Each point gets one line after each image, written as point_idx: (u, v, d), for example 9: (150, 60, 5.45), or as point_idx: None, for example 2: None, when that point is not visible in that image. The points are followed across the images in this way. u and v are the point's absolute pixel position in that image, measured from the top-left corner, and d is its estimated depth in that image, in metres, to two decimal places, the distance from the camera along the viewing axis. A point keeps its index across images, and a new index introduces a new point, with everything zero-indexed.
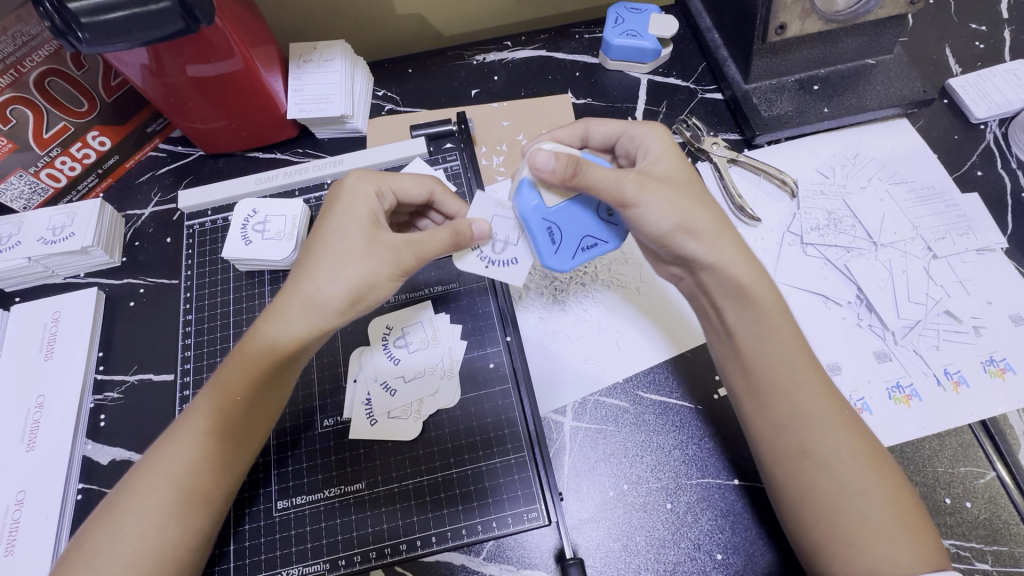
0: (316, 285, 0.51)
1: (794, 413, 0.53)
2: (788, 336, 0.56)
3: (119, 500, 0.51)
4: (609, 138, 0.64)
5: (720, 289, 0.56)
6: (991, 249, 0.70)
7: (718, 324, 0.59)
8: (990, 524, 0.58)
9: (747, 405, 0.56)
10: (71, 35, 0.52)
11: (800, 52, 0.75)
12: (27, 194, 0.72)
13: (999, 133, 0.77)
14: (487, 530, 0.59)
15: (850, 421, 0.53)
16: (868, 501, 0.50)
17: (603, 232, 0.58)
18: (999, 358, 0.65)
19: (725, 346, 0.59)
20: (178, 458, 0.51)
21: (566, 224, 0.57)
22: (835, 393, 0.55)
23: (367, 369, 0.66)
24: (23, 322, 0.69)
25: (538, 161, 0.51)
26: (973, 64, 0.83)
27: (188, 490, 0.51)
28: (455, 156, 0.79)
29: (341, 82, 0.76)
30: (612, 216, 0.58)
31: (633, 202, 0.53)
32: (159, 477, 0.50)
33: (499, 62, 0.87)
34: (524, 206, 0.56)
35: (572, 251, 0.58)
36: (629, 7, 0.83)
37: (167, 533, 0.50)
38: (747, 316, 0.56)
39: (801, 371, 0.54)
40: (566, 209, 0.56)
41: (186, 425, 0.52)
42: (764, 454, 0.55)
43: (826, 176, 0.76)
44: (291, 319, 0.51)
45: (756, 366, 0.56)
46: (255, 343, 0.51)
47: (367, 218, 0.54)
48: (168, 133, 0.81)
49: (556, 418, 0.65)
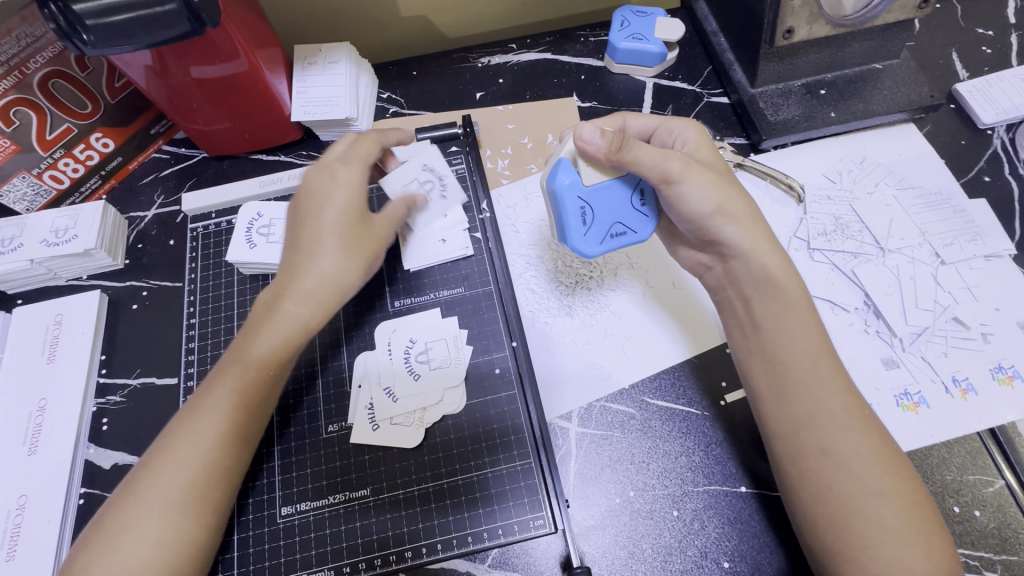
0: (306, 277, 0.56)
1: (814, 410, 0.54)
2: (812, 332, 0.56)
3: (129, 498, 0.51)
4: (645, 131, 0.65)
5: (750, 279, 0.58)
6: (999, 255, 0.70)
7: (743, 317, 0.60)
8: (999, 533, 0.57)
9: (766, 401, 0.56)
10: (76, 37, 0.52)
11: (807, 57, 0.74)
12: (30, 195, 0.71)
13: (1007, 139, 0.77)
14: (493, 537, 0.59)
15: (869, 421, 0.53)
16: (885, 503, 0.50)
17: (631, 219, 0.59)
18: (1008, 365, 0.65)
19: (749, 339, 0.59)
20: (191, 451, 0.53)
21: (599, 205, 0.58)
22: (855, 393, 0.55)
23: (371, 373, 0.66)
24: (25, 325, 0.69)
25: (585, 134, 0.54)
26: (980, 69, 0.82)
27: (194, 485, 0.52)
28: (460, 159, 0.78)
29: (346, 85, 0.76)
30: (642, 204, 0.59)
31: (677, 179, 0.55)
32: (169, 475, 0.51)
33: (504, 65, 0.87)
34: (559, 182, 0.56)
35: (600, 235, 0.58)
36: (635, 11, 0.83)
37: (181, 526, 0.51)
38: (778, 307, 0.57)
39: (824, 368, 0.55)
40: (599, 191, 0.58)
41: (187, 419, 0.54)
42: (781, 452, 0.54)
43: (833, 181, 0.76)
44: (297, 307, 0.56)
45: (778, 361, 0.56)
46: (260, 333, 0.56)
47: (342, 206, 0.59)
48: (172, 135, 0.81)
49: (562, 424, 0.64)
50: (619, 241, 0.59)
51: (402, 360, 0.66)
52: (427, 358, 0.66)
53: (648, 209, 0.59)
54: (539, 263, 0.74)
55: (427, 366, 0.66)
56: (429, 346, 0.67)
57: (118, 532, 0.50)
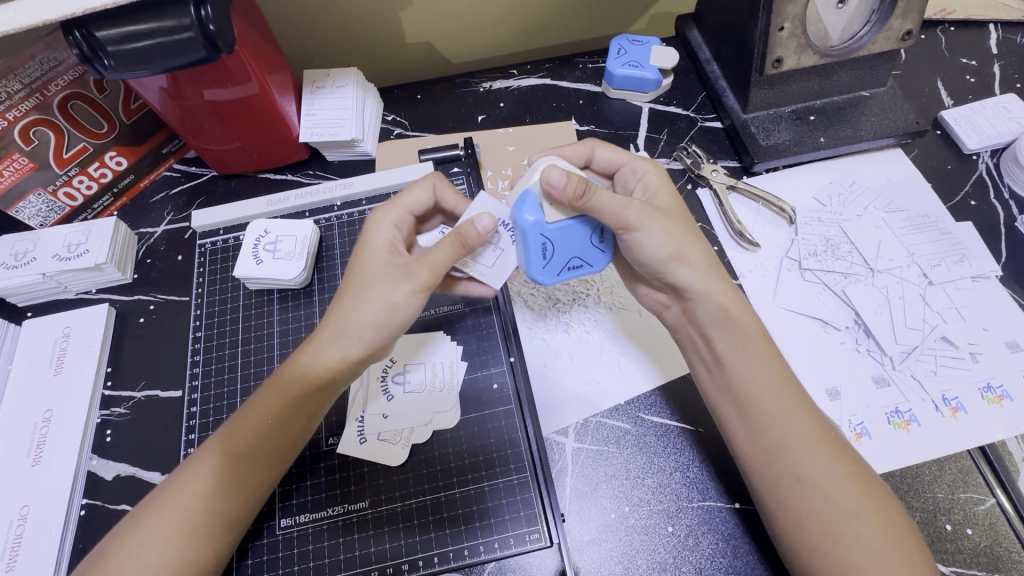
0: (344, 316, 0.56)
1: (783, 438, 0.55)
2: (771, 364, 0.58)
3: (141, 516, 0.51)
4: (612, 165, 0.68)
5: (707, 317, 0.60)
6: (986, 276, 0.72)
7: (706, 354, 0.61)
8: (991, 551, 0.58)
9: (736, 432, 0.57)
10: (97, 62, 0.54)
11: (797, 84, 0.77)
12: (44, 211, 0.73)
13: (991, 164, 0.80)
14: (490, 550, 0.60)
15: (834, 443, 0.55)
16: (862, 523, 0.51)
17: (589, 254, 0.62)
18: (996, 385, 0.66)
19: (715, 376, 0.60)
20: (205, 478, 0.52)
21: (559, 241, 0.60)
22: (820, 418, 0.56)
23: (361, 390, 0.67)
24: (34, 337, 0.70)
25: (551, 177, 0.55)
26: (964, 97, 0.85)
27: (210, 508, 0.52)
28: (462, 179, 0.81)
29: (353, 108, 0.79)
30: (600, 241, 0.62)
31: (635, 226, 0.58)
32: (183, 496, 0.51)
33: (505, 89, 0.90)
34: (524, 220, 0.58)
35: (557, 268, 0.62)
36: (631, 39, 0.86)
37: (187, 554, 0.50)
38: (751, 335, 0.59)
39: (786, 396, 0.56)
40: (561, 229, 0.59)
41: (213, 446, 0.54)
42: (757, 481, 0.55)
43: (823, 204, 0.78)
44: (326, 354, 0.55)
45: (743, 394, 0.57)
46: (290, 373, 0.55)
47: (387, 248, 0.59)
48: (183, 154, 0.84)
49: (558, 439, 0.65)
50: (575, 273, 0.63)
51: (379, 381, 0.67)
52: (403, 381, 0.67)
53: (606, 246, 0.63)
54: (538, 281, 0.76)
55: (401, 387, 0.67)
56: (408, 369, 0.68)
57: (120, 551, 0.50)
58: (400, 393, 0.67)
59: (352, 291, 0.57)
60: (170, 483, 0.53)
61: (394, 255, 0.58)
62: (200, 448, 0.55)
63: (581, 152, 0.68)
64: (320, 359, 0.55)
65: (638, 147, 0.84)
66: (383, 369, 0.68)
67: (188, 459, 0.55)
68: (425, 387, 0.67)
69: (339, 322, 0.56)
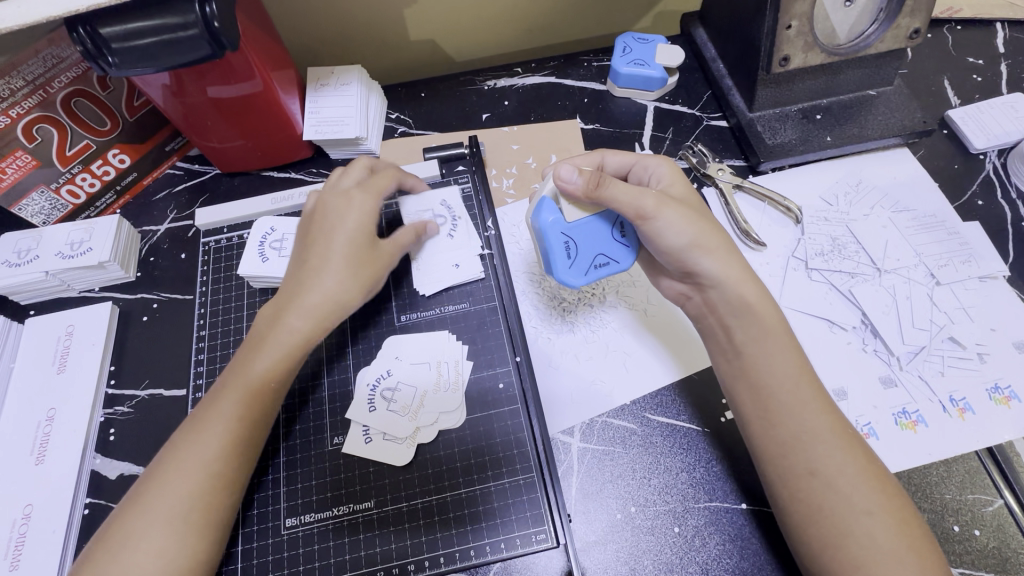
0: (318, 284, 0.60)
1: (799, 431, 0.54)
2: (790, 355, 0.58)
3: (149, 488, 0.53)
4: (622, 167, 0.68)
5: (726, 305, 0.60)
6: (994, 276, 0.71)
7: (725, 342, 0.61)
8: (999, 553, 0.58)
9: (752, 424, 0.57)
10: (101, 59, 0.54)
11: (803, 83, 0.77)
12: (47, 209, 0.73)
13: (999, 164, 0.79)
14: (496, 550, 0.59)
15: (851, 439, 0.54)
16: (874, 521, 0.51)
17: (613, 250, 0.62)
18: (1004, 385, 0.66)
19: (733, 364, 0.60)
20: (207, 445, 0.54)
21: (580, 238, 0.61)
22: (836, 413, 0.56)
23: (361, 398, 0.66)
24: (36, 336, 0.70)
25: (563, 174, 0.58)
26: (971, 96, 0.85)
27: (212, 475, 0.54)
28: (467, 177, 0.80)
29: (357, 106, 0.78)
30: (622, 236, 0.62)
31: (651, 216, 0.58)
32: (188, 462, 0.54)
33: (510, 87, 0.89)
34: (543, 220, 0.60)
35: (584, 267, 0.60)
36: (636, 37, 0.86)
37: (193, 518, 0.52)
38: (756, 334, 0.58)
39: (804, 391, 0.56)
40: (581, 226, 0.61)
41: (208, 412, 0.56)
42: (769, 475, 0.55)
43: (830, 203, 0.77)
44: (302, 321, 0.60)
45: (762, 384, 0.57)
46: (273, 333, 0.59)
47: (363, 226, 0.63)
48: (186, 151, 0.84)
49: (564, 439, 0.65)
50: (603, 271, 0.61)
51: (381, 387, 0.67)
52: (405, 385, 0.67)
53: (629, 240, 0.62)
54: (543, 281, 0.75)
55: (386, 404, 0.65)
56: (409, 373, 0.67)
57: (132, 522, 0.52)
58: (400, 397, 0.66)
59: (318, 268, 0.61)
60: (171, 453, 0.55)
61: (366, 233, 0.64)
62: (194, 416, 0.57)
63: (591, 159, 0.68)
64: (295, 325, 0.60)
65: (643, 147, 0.83)
66: (384, 374, 0.67)
67: (184, 429, 0.56)
68: (428, 389, 0.67)
69: (315, 287, 0.60)
